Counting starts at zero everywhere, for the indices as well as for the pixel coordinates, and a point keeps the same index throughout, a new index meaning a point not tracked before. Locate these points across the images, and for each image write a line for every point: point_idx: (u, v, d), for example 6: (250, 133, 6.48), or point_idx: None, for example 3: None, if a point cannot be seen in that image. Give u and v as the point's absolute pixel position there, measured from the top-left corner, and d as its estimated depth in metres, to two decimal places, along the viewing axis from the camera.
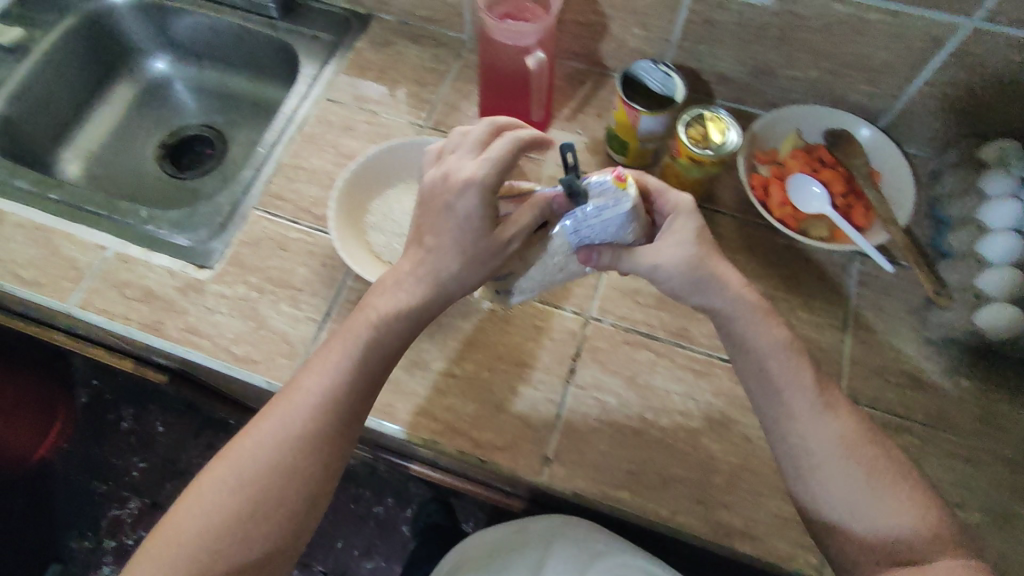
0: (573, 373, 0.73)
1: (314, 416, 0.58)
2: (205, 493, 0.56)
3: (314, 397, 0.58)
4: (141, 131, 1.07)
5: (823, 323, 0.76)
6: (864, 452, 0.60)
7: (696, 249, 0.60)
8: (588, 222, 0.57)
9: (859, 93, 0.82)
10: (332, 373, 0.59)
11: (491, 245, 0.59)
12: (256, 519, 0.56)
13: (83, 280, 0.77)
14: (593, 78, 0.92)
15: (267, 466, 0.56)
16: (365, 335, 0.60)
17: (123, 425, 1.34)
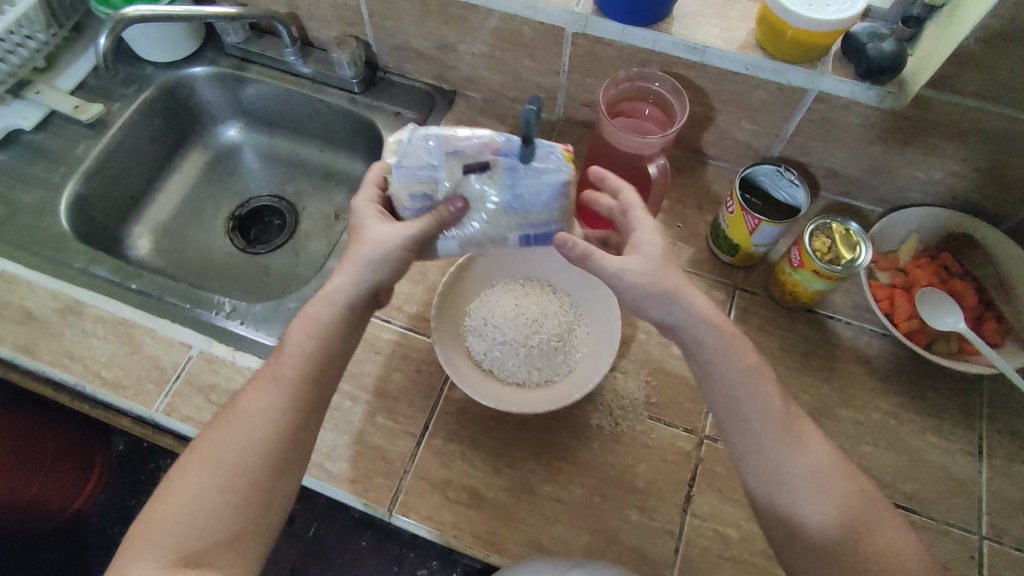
0: (689, 502, 0.68)
1: (273, 396, 0.59)
2: (176, 485, 0.57)
3: (270, 380, 0.60)
4: (210, 202, 1.04)
5: (955, 448, 0.71)
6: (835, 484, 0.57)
7: (660, 264, 0.58)
8: (527, 180, 0.59)
9: (985, 197, 0.77)
10: (293, 348, 0.61)
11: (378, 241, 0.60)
12: (229, 495, 0.57)
13: (168, 382, 0.73)
14: (689, 166, 0.88)
15: (236, 449, 0.58)
16: (305, 321, 0.61)
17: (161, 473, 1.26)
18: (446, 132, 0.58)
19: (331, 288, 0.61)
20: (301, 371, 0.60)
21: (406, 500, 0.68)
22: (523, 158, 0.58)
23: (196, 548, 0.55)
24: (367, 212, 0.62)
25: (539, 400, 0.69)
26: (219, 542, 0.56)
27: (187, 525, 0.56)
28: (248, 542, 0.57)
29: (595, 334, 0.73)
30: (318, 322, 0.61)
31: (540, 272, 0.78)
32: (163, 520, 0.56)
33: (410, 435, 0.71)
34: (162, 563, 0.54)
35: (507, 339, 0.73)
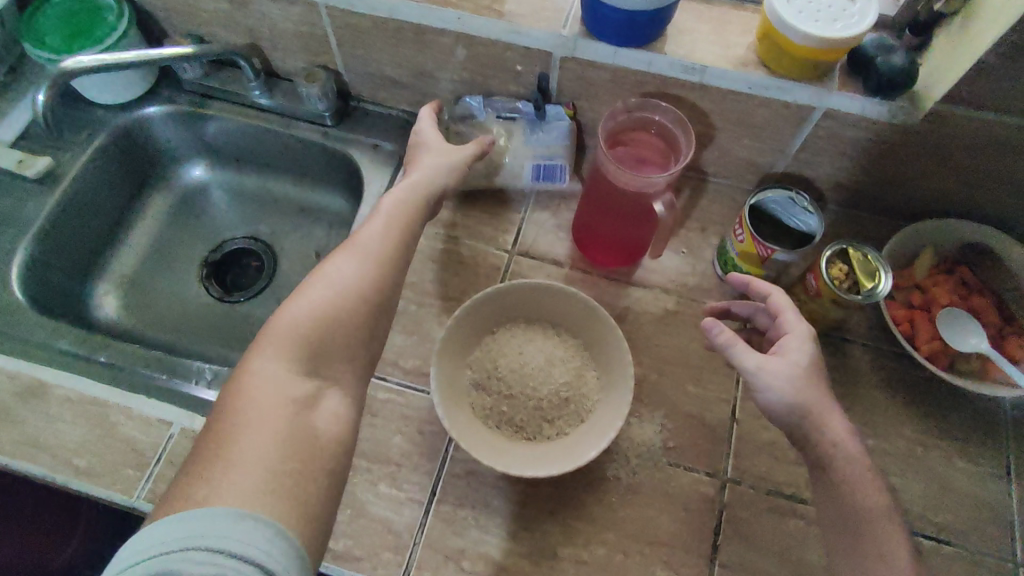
0: (717, 552, 0.65)
1: (385, 241, 0.60)
2: (294, 308, 0.54)
3: (379, 227, 0.61)
4: (181, 247, 0.97)
5: (984, 472, 0.68)
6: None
7: (805, 375, 0.59)
8: (539, 129, 0.78)
9: (996, 205, 0.75)
10: (392, 201, 0.64)
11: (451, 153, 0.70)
12: (349, 319, 0.55)
13: (148, 466, 0.67)
14: (689, 185, 0.84)
15: (355, 277, 0.57)
16: (401, 193, 0.65)
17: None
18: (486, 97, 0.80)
19: (420, 179, 0.67)
20: (406, 223, 0.63)
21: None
22: (537, 115, 0.78)
23: (320, 358, 0.53)
24: (432, 133, 0.72)
25: (553, 460, 0.64)
26: (339, 354, 0.54)
27: (311, 338, 0.53)
28: (358, 365, 0.55)
29: (606, 380, 0.69)
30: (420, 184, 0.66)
31: (543, 314, 0.73)
32: (282, 334, 0.52)
33: (416, 503, 0.66)
34: (285, 368, 0.50)
35: (511, 393, 0.69)
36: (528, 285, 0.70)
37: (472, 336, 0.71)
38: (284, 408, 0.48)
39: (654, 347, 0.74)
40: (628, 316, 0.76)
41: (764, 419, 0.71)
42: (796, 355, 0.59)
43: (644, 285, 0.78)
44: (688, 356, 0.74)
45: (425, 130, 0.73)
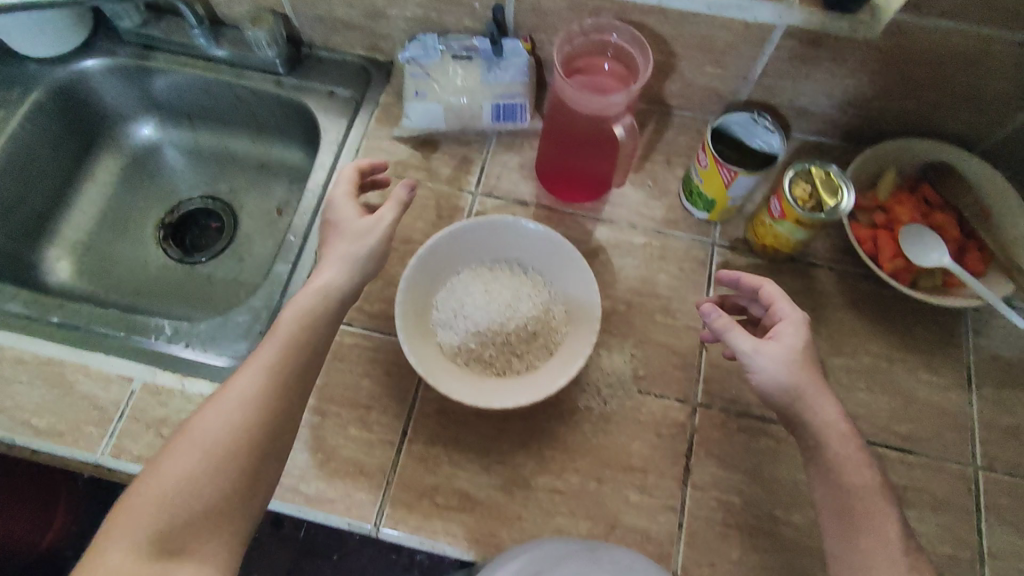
0: (689, 473, 0.65)
1: (267, 382, 0.55)
2: (161, 466, 0.50)
3: (262, 364, 0.55)
4: (136, 210, 0.93)
5: (947, 383, 0.70)
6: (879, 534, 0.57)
7: (800, 362, 0.59)
8: (496, 65, 0.76)
9: (958, 122, 0.74)
10: (283, 325, 0.58)
11: (365, 232, 0.63)
12: (216, 485, 0.50)
13: (111, 423, 0.65)
14: (653, 119, 0.83)
15: (225, 433, 0.52)
16: (297, 308, 0.59)
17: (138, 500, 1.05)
18: (441, 36, 0.78)
19: (322, 282, 0.60)
20: (295, 351, 0.57)
21: (393, 514, 0.63)
22: (493, 50, 0.75)
23: (179, 535, 0.48)
24: (346, 207, 0.65)
25: (523, 388, 0.64)
26: (197, 532, 0.49)
27: (166, 516, 0.48)
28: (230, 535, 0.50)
29: (573, 312, 0.68)
30: (317, 289, 0.60)
31: (507, 251, 0.71)
32: (138, 506, 0.48)
33: (388, 443, 0.66)
34: (131, 556, 0.46)
35: (481, 330, 0.68)
36: (492, 222, 0.68)
37: (437, 275, 0.69)
38: None
39: (623, 280, 0.74)
40: (595, 251, 0.75)
41: None
42: (789, 341, 0.59)
43: (611, 220, 0.77)
44: (656, 287, 0.74)
45: (339, 202, 0.66)
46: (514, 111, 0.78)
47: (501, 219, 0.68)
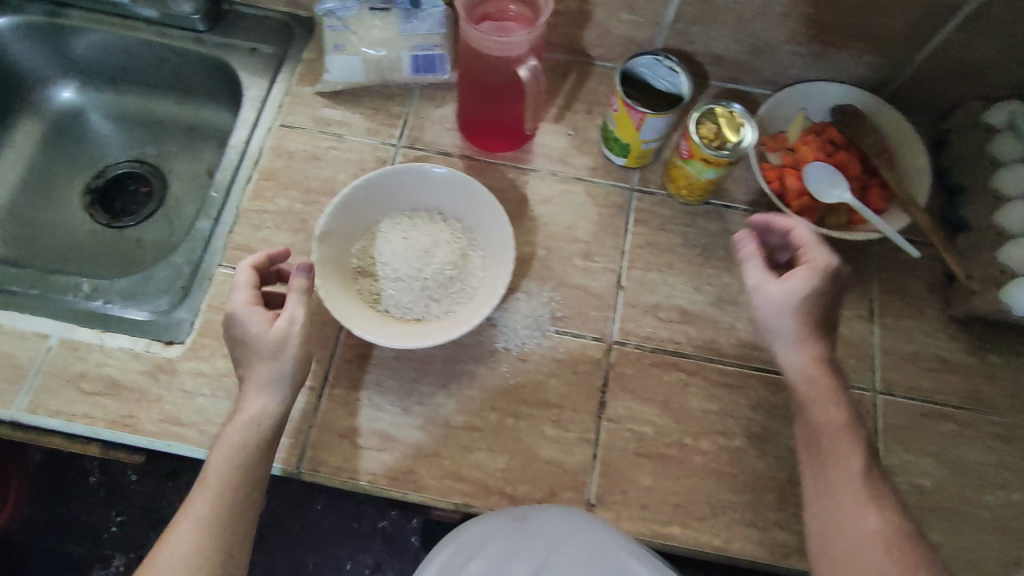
0: (604, 407, 0.68)
1: (198, 536, 0.54)
2: None
3: (194, 520, 0.54)
4: (61, 175, 0.92)
5: (851, 315, 0.73)
6: (838, 462, 0.58)
7: (802, 308, 0.60)
8: (415, 16, 0.75)
9: (864, 64, 0.77)
10: (214, 468, 0.56)
11: (277, 344, 0.58)
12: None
13: (27, 379, 0.65)
14: (575, 70, 0.83)
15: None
16: (226, 447, 0.57)
17: (91, 479, 1.07)
18: None
19: (252, 414, 0.58)
20: (227, 496, 0.56)
21: (315, 456, 0.65)
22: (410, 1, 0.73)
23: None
24: (252, 320, 0.58)
25: (439, 331, 0.65)
26: None
27: None
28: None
29: (490, 256, 0.70)
30: (245, 428, 0.58)
31: (426, 200, 0.72)
32: None
33: (310, 389, 0.67)
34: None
35: (400, 276, 0.69)
36: (407, 171, 0.69)
37: (355, 224, 0.70)
38: None
39: (543, 226, 0.75)
40: (517, 199, 0.77)
41: (648, 286, 0.73)
42: (795, 284, 0.60)
43: (532, 170, 0.78)
44: (576, 232, 0.75)
45: (235, 317, 0.59)
46: (433, 61, 0.78)
47: (416, 167, 0.69)
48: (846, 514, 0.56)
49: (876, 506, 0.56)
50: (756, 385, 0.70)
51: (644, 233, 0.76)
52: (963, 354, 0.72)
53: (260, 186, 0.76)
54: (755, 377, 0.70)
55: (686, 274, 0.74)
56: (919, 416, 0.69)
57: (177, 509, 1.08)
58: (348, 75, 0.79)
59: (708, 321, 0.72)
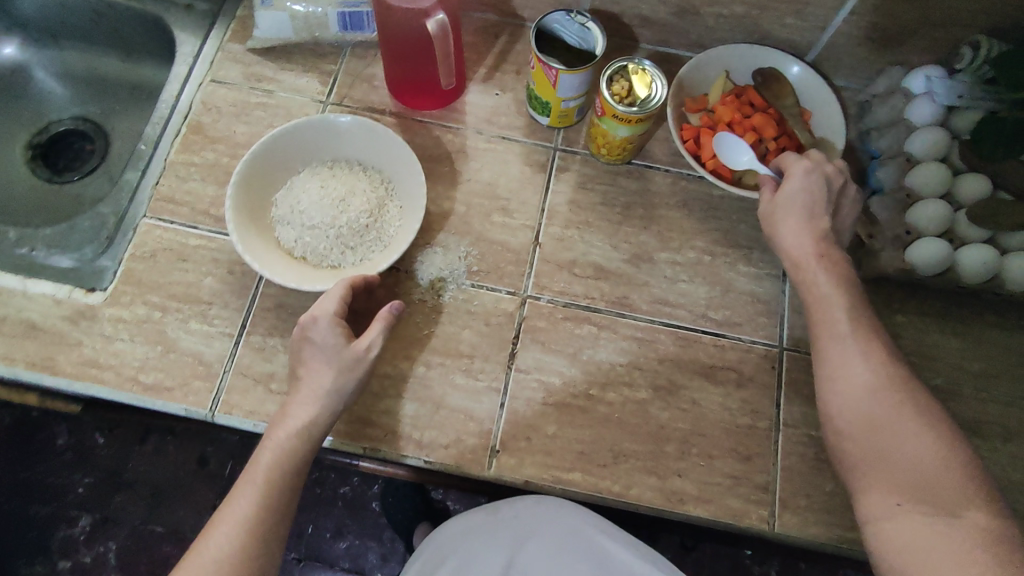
0: (514, 358, 0.70)
1: (239, 534, 0.55)
2: None
3: (236, 517, 0.56)
4: (4, 130, 0.93)
5: (763, 274, 0.75)
6: (827, 323, 0.61)
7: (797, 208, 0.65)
8: None
9: (786, 27, 0.77)
10: (263, 468, 0.58)
11: (351, 362, 0.61)
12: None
13: None
14: (507, 31, 0.84)
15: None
16: (274, 449, 0.59)
17: (59, 441, 1.15)
18: None
19: (302, 421, 0.60)
20: (272, 495, 0.58)
21: (228, 399, 0.67)
22: None
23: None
24: (336, 330, 0.61)
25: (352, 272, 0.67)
26: None
27: None
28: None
29: (406, 207, 0.71)
30: (290, 436, 0.60)
31: (348, 151, 0.74)
32: None
33: (227, 335, 0.69)
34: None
35: (315, 223, 0.70)
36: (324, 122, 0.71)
37: (274, 173, 0.72)
38: None
39: (466, 183, 0.77)
40: (441, 156, 0.78)
41: (565, 242, 0.75)
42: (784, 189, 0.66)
43: (459, 129, 0.79)
44: (497, 189, 0.77)
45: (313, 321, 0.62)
46: (362, 21, 0.78)
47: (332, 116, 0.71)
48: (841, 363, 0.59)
49: (866, 359, 0.58)
50: (665, 339, 0.72)
51: (565, 192, 0.77)
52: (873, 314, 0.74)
53: (188, 140, 0.77)
54: (665, 332, 0.72)
55: (603, 232, 0.76)
56: None
57: (140, 470, 1.14)
58: (277, 32, 0.79)
59: (622, 278, 0.74)
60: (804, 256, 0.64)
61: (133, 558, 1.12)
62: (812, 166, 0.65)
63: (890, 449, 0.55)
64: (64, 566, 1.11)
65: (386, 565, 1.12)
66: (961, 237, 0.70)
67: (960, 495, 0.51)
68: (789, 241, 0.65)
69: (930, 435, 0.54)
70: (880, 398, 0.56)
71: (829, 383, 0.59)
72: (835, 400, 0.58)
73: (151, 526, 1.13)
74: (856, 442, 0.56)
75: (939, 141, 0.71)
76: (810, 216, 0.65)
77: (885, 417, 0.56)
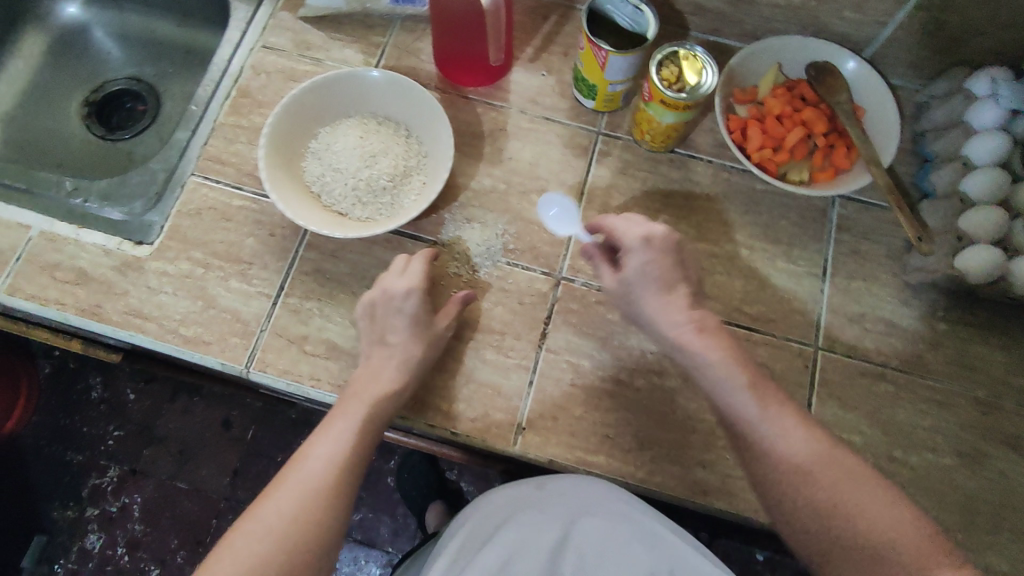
0: (545, 338, 0.70)
1: (341, 452, 0.58)
2: (247, 534, 0.53)
3: (337, 442, 0.59)
4: (63, 86, 0.96)
5: (802, 272, 0.74)
6: (738, 404, 0.58)
7: (650, 282, 0.63)
8: None
9: (844, 21, 0.75)
10: (367, 400, 0.62)
11: (429, 333, 0.66)
12: (284, 568, 0.52)
13: (8, 264, 0.70)
14: (557, 12, 0.83)
15: (291, 518, 0.54)
16: (379, 383, 0.63)
17: (93, 394, 1.19)
18: None
19: (391, 369, 0.64)
20: (370, 426, 0.61)
21: (264, 357, 0.69)
22: None
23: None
24: (417, 299, 0.66)
25: (354, 229, 0.69)
26: None
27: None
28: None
29: (428, 183, 0.72)
30: (381, 391, 0.62)
31: (392, 111, 0.75)
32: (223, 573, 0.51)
33: (265, 295, 0.71)
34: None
35: (342, 169, 0.72)
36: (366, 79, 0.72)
37: (318, 119, 0.74)
38: None
39: (507, 162, 0.77)
40: (484, 134, 0.78)
41: None
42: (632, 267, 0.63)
43: (503, 108, 0.79)
44: (538, 170, 0.77)
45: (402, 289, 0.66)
46: None
47: (373, 73, 0.72)
48: (778, 450, 0.56)
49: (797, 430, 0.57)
50: None
51: (605, 176, 0.77)
52: (914, 320, 0.72)
53: (237, 103, 0.79)
54: None
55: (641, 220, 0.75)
56: (858, 374, 0.70)
57: (168, 427, 1.19)
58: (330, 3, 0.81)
59: None
60: (683, 333, 0.61)
61: (157, 511, 1.16)
62: (642, 236, 0.63)
63: (855, 529, 0.53)
64: (91, 513, 1.15)
65: (397, 539, 1.14)
66: (1016, 246, 0.67)
67: (936, 556, 0.51)
68: (660, 319, 0.62)
69: (888, 501, 0.54)
70: (833, 479, 0.54)
71: (773, 477, 0.56)
72: (791, 494, 0.55)
73: (177, 482, 1.16)
74: (816, 534, 0.54)
75: (997, 148, 0.67)
76: (666, 288, 0.63)
77: (843, 495, 0.54)
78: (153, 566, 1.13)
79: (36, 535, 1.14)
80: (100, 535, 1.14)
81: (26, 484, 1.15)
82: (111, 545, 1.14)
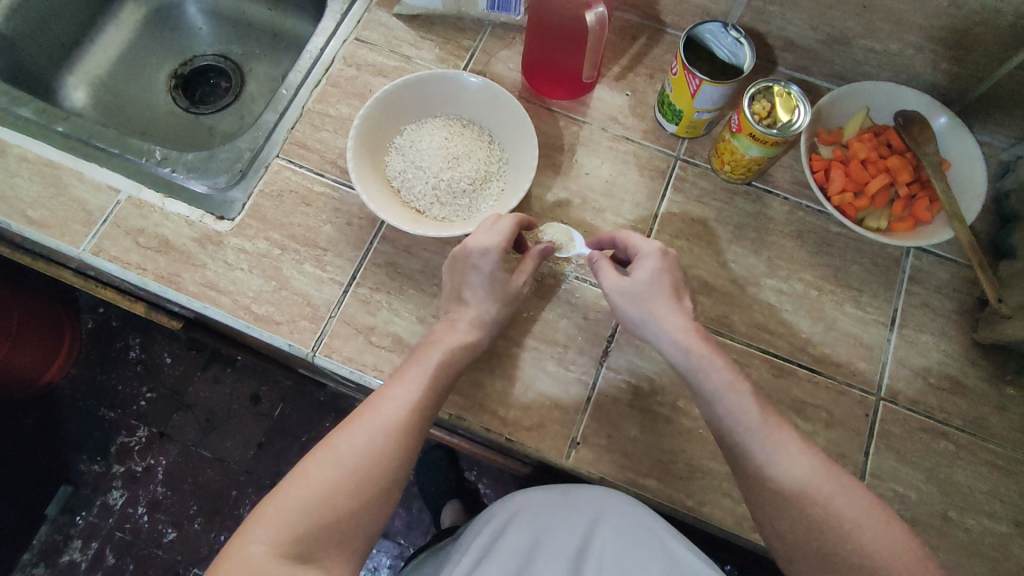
0: (607, 355, 0.70)
1: (416, 395, 0.60)
2: (321, 463, 0.56)
3: (412, 385, 0.60)
4: (153, 57, 0.99)
5: (870, 318, 0.73)
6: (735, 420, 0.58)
7: (663, 286, 0.63)
8: None
9: (939, 72, 0.74)
10: (444, 348, 0.63)
11: (512, 294, 0.66)
12: (351, 498, 0.55)
13: (95, 224, 0.73)
14: (647, 34, 0.83)
15: (361, 454, 0.56)
16: (458, 338, 0.64)
17: (132, 354, 1.22)
18: None
19: (473, 318, 0.65)
20: (443, 373, 0.62)
21: (330, 343, 0.70)
22: None
23: (310, 542, 0.53)
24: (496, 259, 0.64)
25: (430, 227, 0.70)
26: (329, 539, 0.54)
27: (326, 507, 0.54)
28: (349, 552, 0.55)
29: (507, 191, 0.73)
30: (454, 346, 0.63)
31: (478, 114, 0.76)
32: (296, 495, 0.54)
33: (336, 283, 0.72)
34: (270, 549, 0.52)
35: (424, 168, 0.73)
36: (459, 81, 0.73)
37: (404, 117, 0.75)
38: (277, 555, 0.52)
39: (583, 177, 0.78)
40: (563, 147, 0.79)
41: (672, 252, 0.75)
42: (643, 270, 0.63)
43: (584, 123, 0.80)
44: (613, 188, 0.77)
45: (479, 242, 0.65)
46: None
47: (467, 78, 0.73)
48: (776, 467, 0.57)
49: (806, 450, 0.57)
50: (760, 366, 0.71)
51: (680, 201, 0.77)
52: (982, 381, 0.71)
53: (326, 91, 0.80)
54: (760, 359, 0.71)
55: (712, 249, 0.75)
56: (918, 428, 0.70)
57: (200, 395, 1.21)
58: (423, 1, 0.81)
59: (724, 296, 0.74)
60: (690, 339, 0.61)
61: (180, 476, 1.17)
62: (659, 245, 0.64)
63: (846, 546, 0.54)
64: (118, 470, 1.17)
65: (410, 533, 1.15)
66: None
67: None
68: (668, 324, 0.62)
69: (878, 515, 0.55)
70: (828, 499, 0.55)
71: (767, 496, 0.57)
72: (785, 509, 0.56)
73: (201, 450, 1.18)
74: (808, 549, 0.55)
75: None
76: (674, 297, 0.63)
77: (837, 512, 0.55)
78: (169, 530, 1.15)
79: (62, 484, 1.15)
80: (124, 492, 1.16)
81: (59, 434, 1.17)
82: (132, 503, 1.16)
